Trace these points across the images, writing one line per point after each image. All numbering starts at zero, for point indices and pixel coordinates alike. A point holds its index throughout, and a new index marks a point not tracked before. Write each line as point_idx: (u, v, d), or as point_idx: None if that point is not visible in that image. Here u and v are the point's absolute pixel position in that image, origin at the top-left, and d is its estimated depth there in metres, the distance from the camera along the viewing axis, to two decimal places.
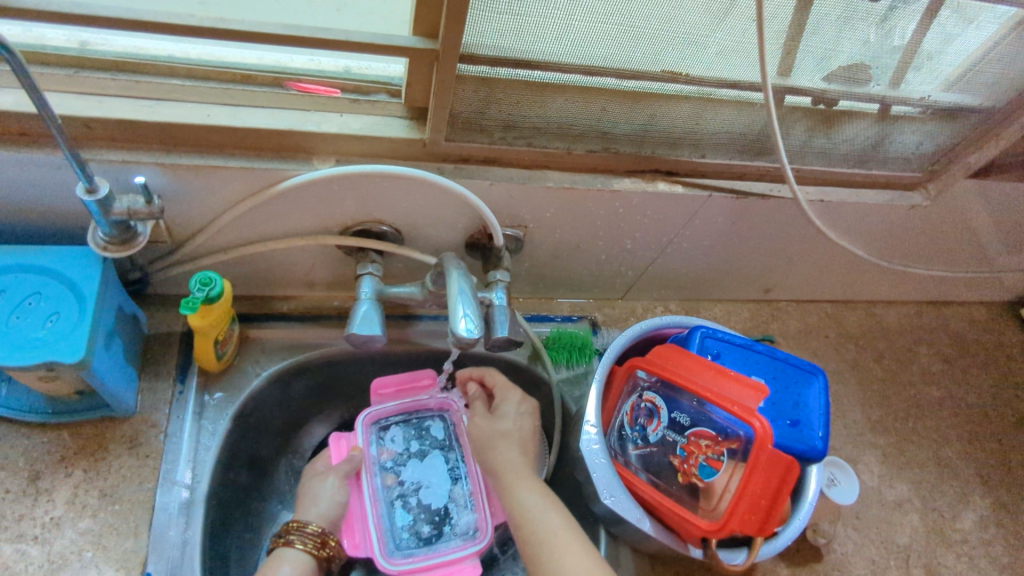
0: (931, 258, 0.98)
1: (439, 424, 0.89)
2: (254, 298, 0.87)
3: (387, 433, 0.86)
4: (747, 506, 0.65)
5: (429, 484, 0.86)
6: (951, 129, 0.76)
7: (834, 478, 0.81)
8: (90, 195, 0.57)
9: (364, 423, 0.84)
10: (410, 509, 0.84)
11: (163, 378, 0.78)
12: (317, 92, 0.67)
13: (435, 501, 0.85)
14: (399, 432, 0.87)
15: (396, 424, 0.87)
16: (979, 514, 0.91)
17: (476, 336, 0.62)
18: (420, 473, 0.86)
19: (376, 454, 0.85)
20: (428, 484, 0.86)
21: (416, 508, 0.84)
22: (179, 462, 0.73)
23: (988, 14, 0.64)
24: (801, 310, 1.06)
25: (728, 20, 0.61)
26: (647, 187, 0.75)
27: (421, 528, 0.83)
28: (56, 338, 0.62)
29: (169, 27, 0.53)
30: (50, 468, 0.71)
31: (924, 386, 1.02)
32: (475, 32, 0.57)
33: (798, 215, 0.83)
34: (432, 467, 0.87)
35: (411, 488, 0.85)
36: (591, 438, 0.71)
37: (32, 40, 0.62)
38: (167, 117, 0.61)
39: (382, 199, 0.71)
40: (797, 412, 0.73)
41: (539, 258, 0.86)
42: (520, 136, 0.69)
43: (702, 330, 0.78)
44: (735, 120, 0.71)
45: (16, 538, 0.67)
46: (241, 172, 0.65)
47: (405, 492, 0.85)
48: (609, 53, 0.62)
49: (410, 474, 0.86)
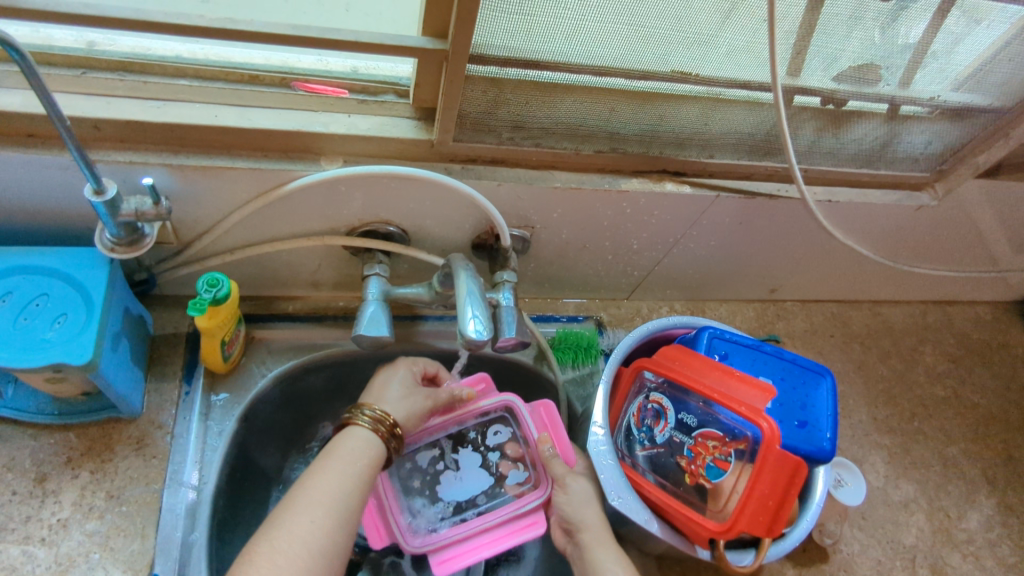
0: (938, 258, 0.98)
1: (520, 476, 0.82)
2: (260, 299, 0.87)
3: (499, 433, 0.84)
4: (755, 507, 0.66)
5: (464, 480, 0.83)
6: (960, 129, 0.76)
7: (840, 478, 0.83)
8: (97, 196, 0.57)
9: (501, 405, 0.82)
10: (432, 466, 0.83)
11: (170, 379, 0.78)
12: (325, 93, 0.67)
13: (447, 485, 0.82)
14: (505, 434, 0.84)
15: (513, 429, 0.84)
16: (984, 514, 0.91)
17: (485, 338, 0.62)
18: (474, 465, 0.83)
19: (476, 424, 0.84)
20: (461, 478, 0.83)
21: (429, 468, 0.83)
22: (185, 464, 0.73)
23: (999, 14, 0.63)
24: (806, 309, 1.06)
25: (739, 20, 0.60)
26: (654, 187, 0.75)
27: (416, 478, 0.82)
28: (64, 340, 0.62)
29: (177, 28, 0.53)
30: (56, 470, 0.71)
31: (930, 386, 1.02)
32: (484, 33, 0.57)
33: (805, 215, 0.83)
34: (475, 481, 0.82)
35: (451, 463, 0.84)
36: (599, 439, 0.71)
37: (39, 40, 0.61)
38: (175, 118, 0.61)
39: (388, 199, 0.70)
40: (806, 413, 0.73)
41: (546, 258, 0.86)
42: (528, 136, 0.69)
43: (709, 331, 0.78)
44: (743, 120, 0.70)
45: (23, 540, 0.67)
46: (249, 172, 0.64)
47: (447, 458, 0.84)
48: (619, 54, 0.62)
49: (463, 460, 0.84)
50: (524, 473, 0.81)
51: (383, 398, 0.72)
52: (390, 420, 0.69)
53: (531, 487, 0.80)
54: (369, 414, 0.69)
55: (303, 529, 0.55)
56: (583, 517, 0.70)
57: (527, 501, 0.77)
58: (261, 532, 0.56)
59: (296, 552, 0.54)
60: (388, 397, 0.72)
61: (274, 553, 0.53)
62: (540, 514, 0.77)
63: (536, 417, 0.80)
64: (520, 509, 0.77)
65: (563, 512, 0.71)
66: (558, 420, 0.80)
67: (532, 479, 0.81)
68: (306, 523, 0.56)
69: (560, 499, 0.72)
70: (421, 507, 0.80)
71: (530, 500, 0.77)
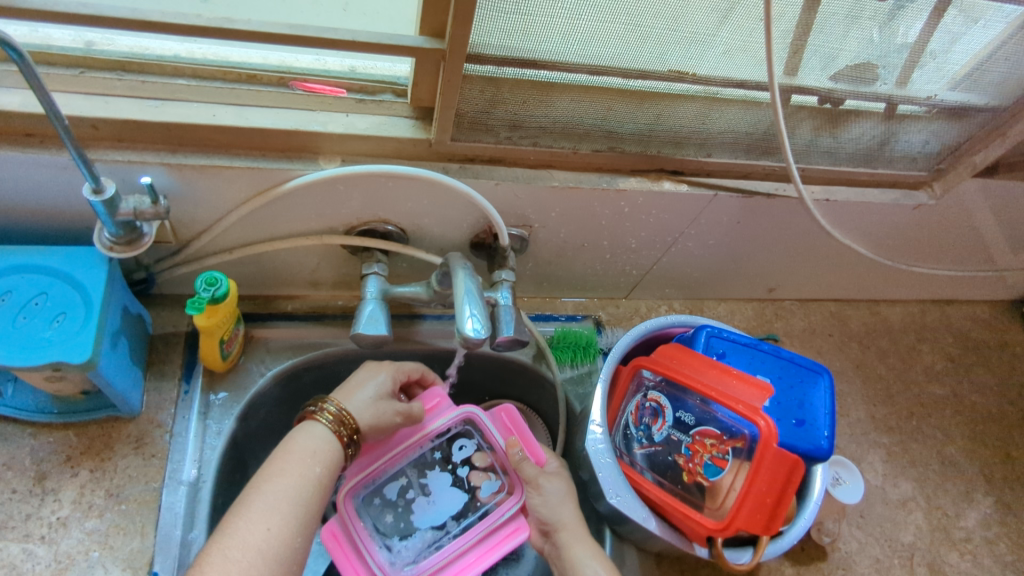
0: (936, 257, 0.99)
1: (493, 485, 0.81)
2: (259, 298, 0.87)
3: (464, 448, 0.83)
4: (752, 505, 0.66)
5: (434, 504, 0.80)
6: (958, 128, 0.76)
7: (838, 477, 0.83)
8: (96, 195, 0.57)
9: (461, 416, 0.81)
10: (402, 495, 0.80)
11: (169, 378, 0.78)
12: (323, 92, 0.67)
13: (421, 513, 0.79)
14: (470, 447, 0.83)
15: (477, 439, 0.83)
16: (982, 513, 0.91)
17: (483, 336, 0.62)
18: (441, 487, 0.81)
19: (439, 442, 0.82)
20: (434, 501, 0.80)
21: (400, 499, 0.80)
22: (184, 462, 0.73)
23: (995, 13, 0.63)
24: (804, 308, 1.06)
25: (735, 20, 0.61)
26: (652, 186, 0.75)
27: (388, 511, 0.79)
28: (62, 338, 0.62)
29: (175, 28, 0.53)
30: (56, 468, 0.71)
31: (929, 385, 1.02)
32: (482, 33, 0.57)
33: (803, 214, 0.83)
34: (448, 502, 0.80)
35: (421, 488, 0.81)
36: (597, 437, 0.71)
37: (38, 40, 0.62)
38: (173, 117, 0.61)
39: (386, 198, 0.70)
40: (803, 411, 0.73)
41: (544, 257, 0.86)
42: (527, 135, 0.69)
43: (707, 330, 0.78)
44: (741, 119, 0.70)
45: (23, 538, 0.67)
46: (247, 172, 0.64)
47: (416, 484, 0.81)
48: (616, 54, 0.62)
49: (432, 483, 0.81)
50: (497, 482, 0.81)
51: (353, 395, 0.70)
52: (353, 422, 0.68)
53: (506, 494, 0.79)
54: (330, 410, 0.67)
55: (258, 538, 0.55)
56: (558, 514, 0.70)
57: (505, 510, 0.77)
58: (214, 535, 0.55)
59: (250, 562, 0.54)
60: (357, 396, 0.70)
61: (226, 563, 0.53)
62: (519, 520, 0.77)
63: (498, 422, 0.82)
64: (500, 519, 0.77)
65: (539, 513, 0.71)
66: (521, 424, 0.82)
67: (506, 485, 0.80)
68: (262, 532, 0.56)
69: (535, 500, 0.72)
70: (399, 539, 0.77)
71: (507, 508, 0.77)
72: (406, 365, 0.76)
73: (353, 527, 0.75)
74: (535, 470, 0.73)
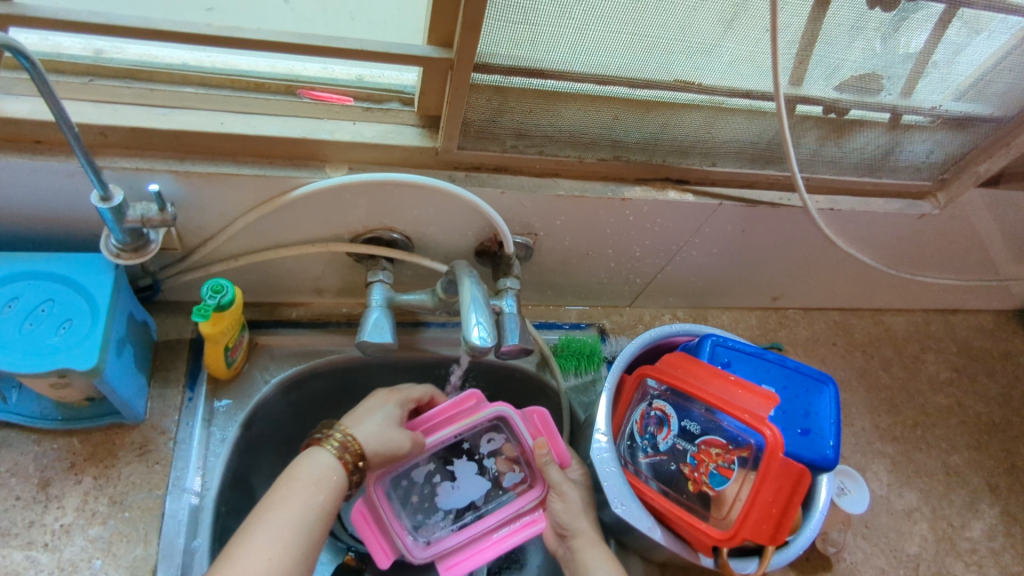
0: (940, 266, 0.98)
1: (516, 478, 0.80)
2: (264, 305, 0.87)
3: (492, 441, 0.81)
4: (759, 515, 0.66)
5: (460, 490, 0.80)
6: (962, 138, 0.77)
7: (844, 486, 0.82)
8: (104, 203, 0.58)
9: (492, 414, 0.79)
10: (428, 480, 0.80)
11: (173, 385, 0.78)
12: (330, 100, 0.67)
13: (446, 496, 0.79)
14: (498, 439, 0.81)
15: (504, 435, 0.81)
16: (987, 523, 0.91)
17: (489, 344, 0.62)
18: (467, 474, 0.80)
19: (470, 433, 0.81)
20: (458, 487, 0.80)
21: (427, 482, 0.80)
22: (188, 470, 0.73)
23: (999, 24, 0.64)
24: (808, 317, 1.06)
25: (742, 30, 0.61)
26: (658, 195, 0.75)
27: (414, 493, 0.79)
28: (69, 345, 0.62)
29: (184, 36, 0.54)
30: (59, 475, 0.71)
31: (932, 395, 1.02)
32: (489, 42, 0.57)
33: (808, 223, 0.83)
34: (473, 489, 0.80)
35: (447, 474, 0.80)
36: (602, 446, 0.71)
37: (48, 48, 0.62)
38: (181, 125, 0.61)
39: (391, 206, 0.71)
40: (809, 421, 0.73)
41: (549, 265, 0.86)
42: (533, 144, 0.69)
43: (712, 338, 0.77)
44: (746, 129, 0.71)
45: (26, 545, 0.67)
46: (253, 179, 0.65)
47: (442, 470, 0.80)
48: (623, 63, 0.62)
49: (459, 470, 0.80)
50: (521, 474, 0.80)
51: (361, 422, 0.71)
52: (358, 448, 0.68)
53: (527, 485, 0.79)
54: (335, 436, 0.68)
55: (259, 567, 0.56)
56: (577, 522, 0.71)
57: (525, 501, 0.77)
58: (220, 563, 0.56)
59: None
60: (365, 422, 0.71)
61: None
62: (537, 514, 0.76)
63: (529, 424, 0.79)
64: (518, 511, 0.77)
65: (557, 518, 0.72)
66: (552, 425, 0.78)
67: (528, 478, 0.79)
68: (262, 562, 0.56)
69: (557, 507, 0.72)
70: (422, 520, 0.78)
71: (527, 500, 0.77)
72: (415, 391, 0.77)
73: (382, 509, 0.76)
74: (560, 477, 0.73)
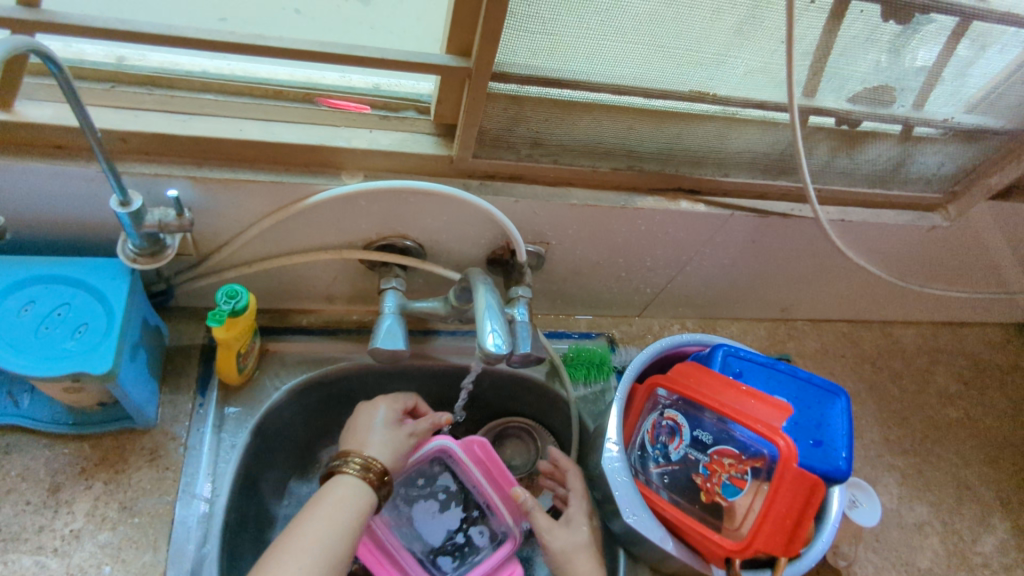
0: (949, 278, 0.99)
1: (444, 567, 0.82)
2: (275, 312, 0.87)
3: (479, 536, 0.83)
4: (772, 527, 0.65)
5: (437, 518, 0.84)
6: (973, 151, 0.77)
7: (855, 499, 0.82)
8: (123, 207, 0.58)
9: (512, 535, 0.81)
10: (440, 489, 0.85)
11: (184, 391, 0.78)
12: (347, 108, 0.68)
13: (423, 511, 0.84)
14: (483, 540, 0.83)
15: (489, 544, 0.83)
16: (999, 538, 0.90)
17: (504, 351, 0.62)
18: (450, 524, 0.84)
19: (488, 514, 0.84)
20: (436, 518, 0.84)
21: (435, 488, 0.85)
22: (198, 476, 0.73)
23: (1010, 37, 0.65)
24: (817, 329, 1.06)
25: (757, 42, 0.61)
26: (670, 205, 0.75)
27: (424, 481, 0.84)
28: (84, 349, 0.63)
29: (208, 44, 0.55)
30: (70, 480, 0.70)
31: (943, 408, 1.01)
32: (507, 52, 0.58)
33: (818, 234, 0.83)
34: (434, 537, 0.83)
35: (447, 503, 0.85)
36: (614, 455, 0.71)
37: (72, 55, 0.63)
38: (201, 131, 0.62)
39: (406, 214, 0.71)
40: (821, 433, 0.72)
41: (560, 274, 0.86)
42: (547, 154, 0.70)
43: (724, 348, 0.77)
44: (759, 140, 0.71)
45: (36, 550, 0.66)
46: (270, 186, 0.65)
47: (451, 498, 0.85)
48: (638, 74, 0.63)
49: (450, 513, 0.84)
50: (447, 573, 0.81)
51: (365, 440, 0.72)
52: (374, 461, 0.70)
53: None
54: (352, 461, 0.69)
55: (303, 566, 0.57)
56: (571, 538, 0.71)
57: None
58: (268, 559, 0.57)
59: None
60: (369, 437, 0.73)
61: None
62: None
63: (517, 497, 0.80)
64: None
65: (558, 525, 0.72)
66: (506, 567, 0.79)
67: None
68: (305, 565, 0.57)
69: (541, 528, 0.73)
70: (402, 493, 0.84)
71: None
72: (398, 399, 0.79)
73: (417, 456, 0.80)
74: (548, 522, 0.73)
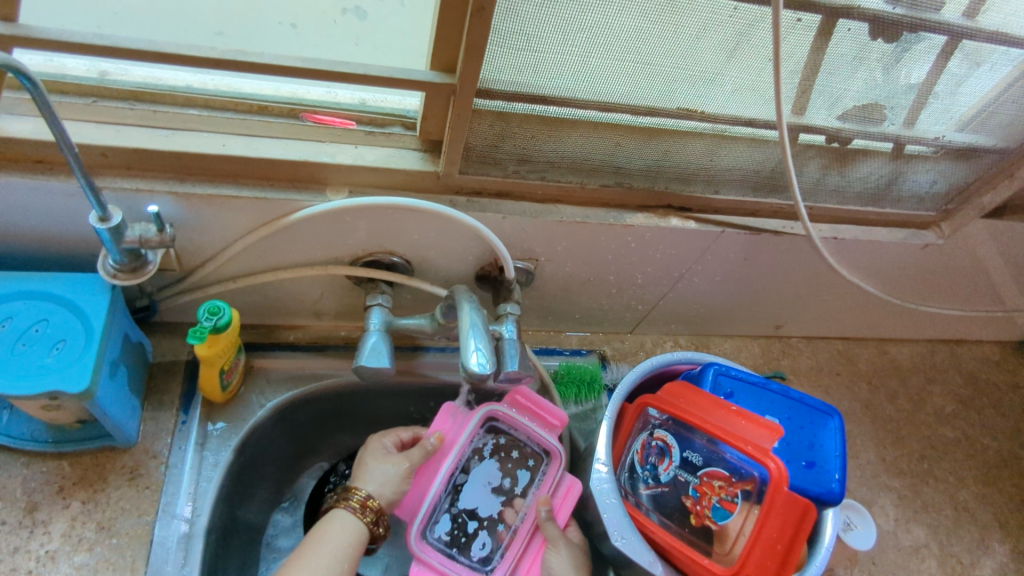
0: (944, 297, 0.98)
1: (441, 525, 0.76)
2: (261, 328, 0.86)
3: (481, 547, 0.76)
4: (760, 555, 0.64)
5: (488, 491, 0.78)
6: (966, 169, 0.76)
7: (850, 521, 0.80)
8: (102, 223, 0.57)
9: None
10: (511, 480, 0.79)
11: (167, 407, 0.77)
12: (333, 124, 0.67)
13: (484, 471, 0.79)
14: (478, 552, 0.76)
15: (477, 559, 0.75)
16: (998, 561, 0.88)
17: (488, 371, 0.61)
18: (486, 507, 0.78)
19: (506, 537, 0.76)
20: (485, 489, 0.79)
21: (511, 471, 0.79)
22: (179, 496, 0.71)
23: (1000, 56, 0.64)
24: (811, 346, 1.05)
25: (745, 59, 0.61)
26: (660, 222, 0.74)
27: (509, 459, 0.79)
28: (62, 366, 0.61)
29: (188, 59, 0.54)
30: (47, 499, 0.69)
31: (939, 427, 1.00)
32: (490, 68, 0.58)
33: (810, 252, 0.82)
34: (468, 498, 0.78)
35: (501, 488, 0.79)
36: (602, 476, 0.70)
37: (53, 69, 0.62)
38: (183, 147, 0.61)
39: (392, 230, 0.71)
40: (814, 453, 0.71)
41: (550, 290, 0.85)
42: (534, 170, 0.69)
43: (714, 367, 0.76)
44: (749, 157, 0.71)
45: (9, 572, 0.65)
46: (254, 202, 0.64)
47: (508, 492, 0.78)
48: (626, 90, 0.62)
49: (493, 500, 0.78)
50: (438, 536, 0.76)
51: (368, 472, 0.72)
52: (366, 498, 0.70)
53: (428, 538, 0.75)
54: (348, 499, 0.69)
55: None
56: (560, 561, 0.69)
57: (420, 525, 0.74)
58: None
59: None
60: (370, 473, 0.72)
61: None
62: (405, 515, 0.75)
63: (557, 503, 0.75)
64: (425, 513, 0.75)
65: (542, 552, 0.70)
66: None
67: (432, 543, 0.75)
68: None
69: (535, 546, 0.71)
70: (492, 444, 0.79)
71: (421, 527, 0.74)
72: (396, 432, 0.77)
73: (540, 429, 0.77)
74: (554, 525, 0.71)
